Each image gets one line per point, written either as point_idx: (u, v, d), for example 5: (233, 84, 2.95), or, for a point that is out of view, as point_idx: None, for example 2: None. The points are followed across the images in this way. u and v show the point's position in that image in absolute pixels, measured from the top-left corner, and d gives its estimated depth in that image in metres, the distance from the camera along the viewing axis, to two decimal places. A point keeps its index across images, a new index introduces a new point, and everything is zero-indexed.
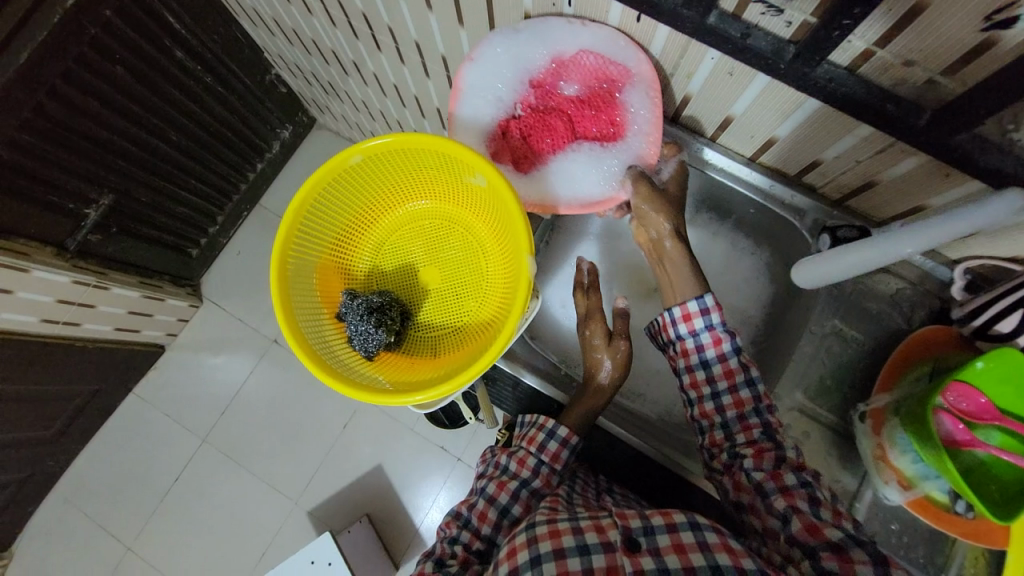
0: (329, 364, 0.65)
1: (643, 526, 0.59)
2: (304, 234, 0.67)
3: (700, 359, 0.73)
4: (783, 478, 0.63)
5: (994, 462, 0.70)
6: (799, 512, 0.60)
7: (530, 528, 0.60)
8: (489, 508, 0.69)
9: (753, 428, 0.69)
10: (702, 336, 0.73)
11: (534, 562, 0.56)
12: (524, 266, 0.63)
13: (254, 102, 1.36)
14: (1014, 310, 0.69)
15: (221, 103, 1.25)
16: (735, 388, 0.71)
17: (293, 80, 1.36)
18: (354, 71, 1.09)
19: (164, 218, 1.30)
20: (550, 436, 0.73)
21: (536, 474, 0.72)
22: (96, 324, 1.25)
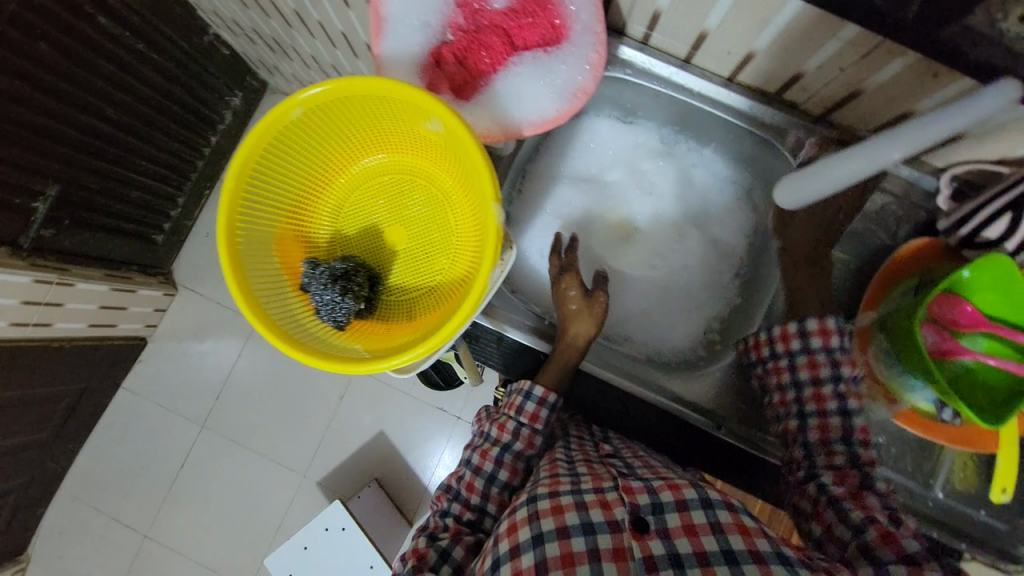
0: (296, 338, 0.62)
1: (652, 504, 0.59)
2: (252, 202, 0.62)
3: (800, 344, 0.72)
4: (865, 499, 0.62)
5: (979, 368, 0.71)
6: (874, 519, 0.58)
7: (533, 502, 0.60)
8: (476, 478, 0.70)
9: (834, 428, 0.69)
10: (809, 325, 0.72)
11: (535, 541, 0.57)
12: (491, 215, 0.59)
13: (196, 70, 1.22)
14: (1002, 215, 0.67)
15: (158, 71, 1.12)
16: (821, 382, 0.70)
17: (234, 38, 1.22)
18: (299, 24, 0.98)
19: (119, 204, 1.20)
20: (527, 397, 0.72)
21: (517, 437, 0.72)
22: (69, 322, 1.19)
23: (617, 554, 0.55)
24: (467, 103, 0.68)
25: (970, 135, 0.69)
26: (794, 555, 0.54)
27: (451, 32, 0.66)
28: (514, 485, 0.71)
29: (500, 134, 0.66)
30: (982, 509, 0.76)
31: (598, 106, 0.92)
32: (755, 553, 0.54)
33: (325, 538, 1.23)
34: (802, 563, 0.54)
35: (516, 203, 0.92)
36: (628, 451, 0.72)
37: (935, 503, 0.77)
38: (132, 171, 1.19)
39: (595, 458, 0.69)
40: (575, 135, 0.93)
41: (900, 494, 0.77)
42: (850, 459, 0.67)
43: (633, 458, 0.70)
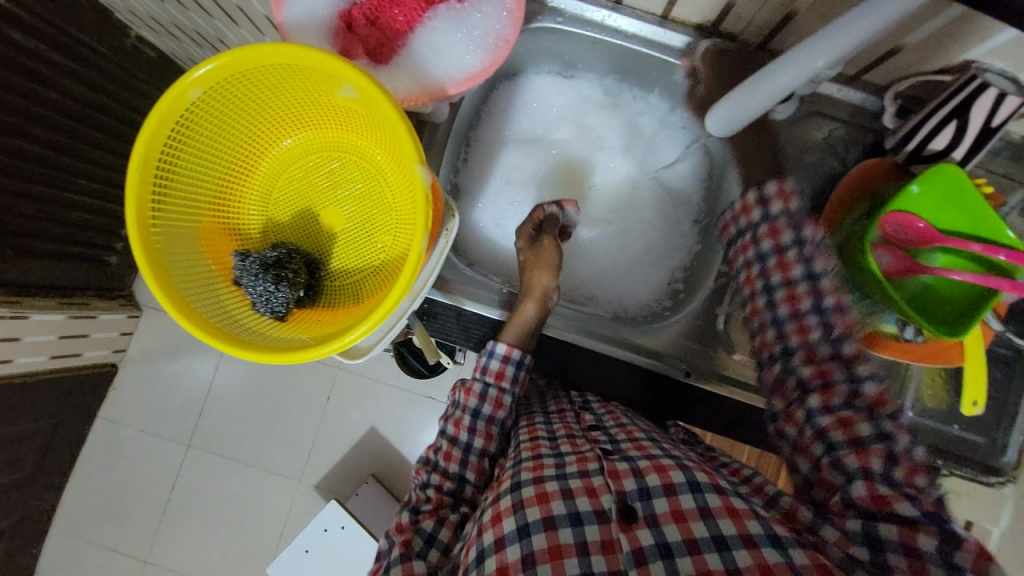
0: (232, 334, 0.58)
1: (638, 490, 0.55)
2: (164, 198, 0.58)
3: (760, 214, 0.67)
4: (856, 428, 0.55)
5: (938, 284, 0.70)
6: (869, 475, 0.52)
7: (516, 490, 0.57)
8: (454, 447, 0.67)
9: (793, 263, 0.64)
10: (768, 190, 0.67)
11: (520, 532, 0.53)
12: (418, 178, 0.56)
13: (123, 75, 1.09)
14: (947, 124, 0.67)
15: (82, 83, 1.01)
16: (782, 250, 0.64)
17: (159, 39, 1.08)
18: (216, 8, 0.90)
19: (61, 228, 1.09)
20: (490, 356, 0.69)
21: (484, 400, 0.69)
22: (30, 356, 1.09)
23: (605, 546, 0.51)
24: (385, 67, 0.63)
25: (909, 46, 0.68)
26: (787, 532, 0.51)
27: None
28: (491, 450, 0.68)
29: (424, 96, 0.62)
30: (954, 424, 0.77)
31: (537, 62, 0.88)
32: (747, 536, 0.49)
33: (326, 538, 1.21)
34: (797, 544, 0.50)
35: (463, 173, 0.89)
36: (609, 418, 0.69)
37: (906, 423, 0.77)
38: (68, 192, 1.08)
39: (578, 432, 0.67)
40: (516, 96, 0.89)
41: None
42: (816, 304, 0.62)
43: (616, 430, 0.66)
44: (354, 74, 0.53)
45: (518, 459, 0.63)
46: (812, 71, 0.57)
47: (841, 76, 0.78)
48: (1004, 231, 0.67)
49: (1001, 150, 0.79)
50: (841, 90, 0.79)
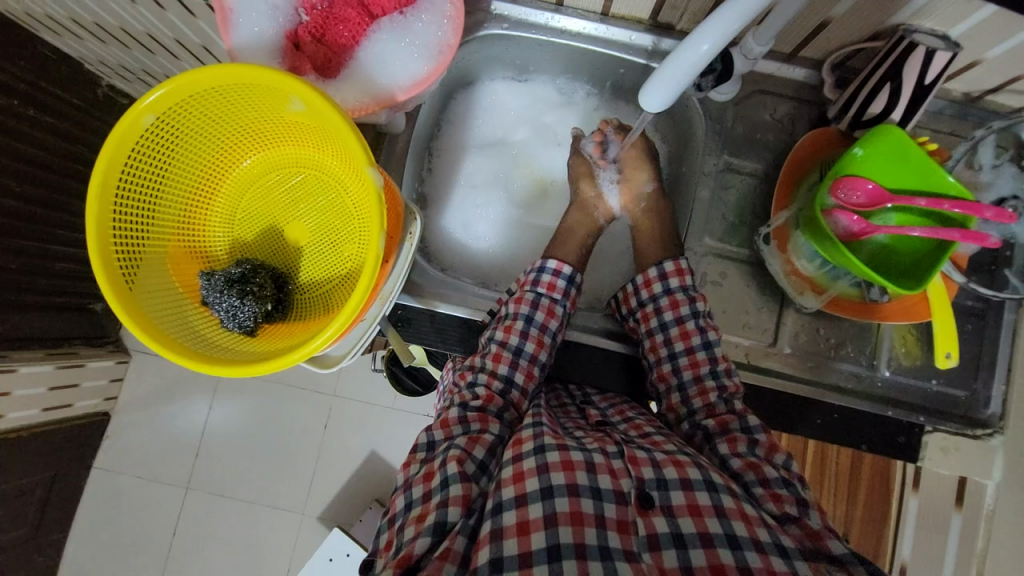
0: (200, 351, 0.59)
1: (657, 479, 0.55)
2: (126, 224, 0.59)
3: (662, 288, 0.73)
4: (764, 470, 0.58)
5: (893, 243, 0.71)
6: (796, 517, 0.55)
7: (541, 452, 0.55)
8: (503, 350, 0.68)
9: (683, 303, 0.71)
10: (666, 266, 0.74)
11: (545, 493, 0.52)
12: (369, 181, 0.58)
13: (99, 124, 1.12)
14: (882, 88, 0.70)
15: (59, 135, 1.04)
16: (683, 318, 0.70)
17: (130, 86, 1.12)
18: (180, 49, 0.93)
19: (47, 279, 1.09)
20: (541, 271, 0.73)
21: (537, 307, 0.71)
22: (20, 410, 1.08)
23: (621, 526, 0.51)
24: (335, 81, 0.66)
25: (837, 18, 0.71)
26: (792, 544, 0.51)
27: (304, 13, 0.65)
28: (542, 357, 0.69)
29: (373, 105, 0.64)
30: (932, 378, 0.77)
31: (487, 70, 0.91)
32: (757, 541, 0.50)
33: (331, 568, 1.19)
34: (801, 556, 0.50)
35: (429, 181, 0.91)
36: (616, 415, 0.69)
37: (884, 382, 0.77)
38: (52, 242, 1.09)
39: (588, 427, 0.65)
40: (474, 101, 0.92)
41: (851, 382, 0.77)
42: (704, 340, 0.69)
43: (627, 427, 0.65)
44: (300, 86, 0.55)
45: (535, 420, 0.60)
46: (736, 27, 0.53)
47: (779, 53, 0.81)
48: (948, 181, 0.68)
49: (944, 109, 0.81)
50: (781, 67, 0.82)
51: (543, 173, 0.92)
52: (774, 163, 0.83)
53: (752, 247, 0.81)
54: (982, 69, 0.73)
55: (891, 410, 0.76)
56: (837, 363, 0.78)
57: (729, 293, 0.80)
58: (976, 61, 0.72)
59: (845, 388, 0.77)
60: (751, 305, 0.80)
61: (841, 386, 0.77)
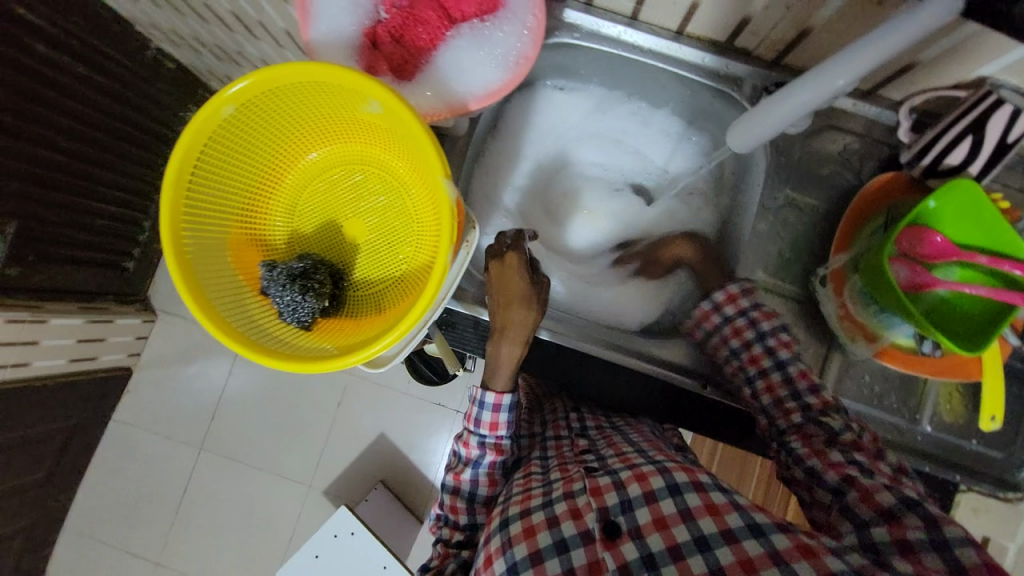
0: (258, 342, 0.60)
1: (621, 504, 0.55)
2: (196, 210, 0.60)
3: (754, 335, 0.73)
4: (829, 454, 0.60)
5: (956, 298, 0.69)
6: (853, 481, 0.56)
7: (505, 528, 0.57)
8: (457, 499, 0.71)
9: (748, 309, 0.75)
10: (717, 298, 0.78)
11: (510, 571, 0.53)
12: (443, 192, 0.58)
13: (147, 88, 1.10)
14: (962, 140, 0.68)
15: (107, 95, 1.02)
16: (749, 343, 0.73)
17: (182, 52, 1.09)
18: (241, 25, 0.92)
19: (85, 235, 1.11)
20: (481, 407, 0.67)
21: (484, 449, 0.69)
22: (47, 359, 1.11)
23: (592, 567, 0.52)
24: (409, 83, 0.66)
25: (923, 62, 0.69)
26: (767, 518, 0.52)
27: (383, 11, 0.65)
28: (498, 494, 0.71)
29: (445, 112, 0.64)
30: (972, 437, 0.76)
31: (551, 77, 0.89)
32: (726, 531, 0.50)
33: (335, 544, 1.19)
34: (777, 529, 0.50)
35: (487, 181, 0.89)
36: (604, 441, 0.68)
37: (924, 436, 0.77)
38: (92, 199, 1.09)
39: (570, 459, 0.66)
40: (530, 105, 0.89)
41: (888, 431, 0.77)
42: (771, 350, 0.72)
43: (607, 449, 0.66)
44: (379, 89, 0.55)
45: (506, 496, 0.63)
46: (831, 91, 0.56)
47: (856, 90, 0.79)
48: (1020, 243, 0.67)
49: (1017, 164, 0.79)
50: (856, 105, 0.80)
51: (601, 208, 0.90)
52: (836, 202, 0.82)
53: (805, 286, 0.81)
54: None
55: (927, 465, 0.75)
56: (875, 411, 0.77)
57: None
58: None
59: (882, 437, 0.76)
60: (795, 344, 0.79)
61: (878, 435, 0.77)
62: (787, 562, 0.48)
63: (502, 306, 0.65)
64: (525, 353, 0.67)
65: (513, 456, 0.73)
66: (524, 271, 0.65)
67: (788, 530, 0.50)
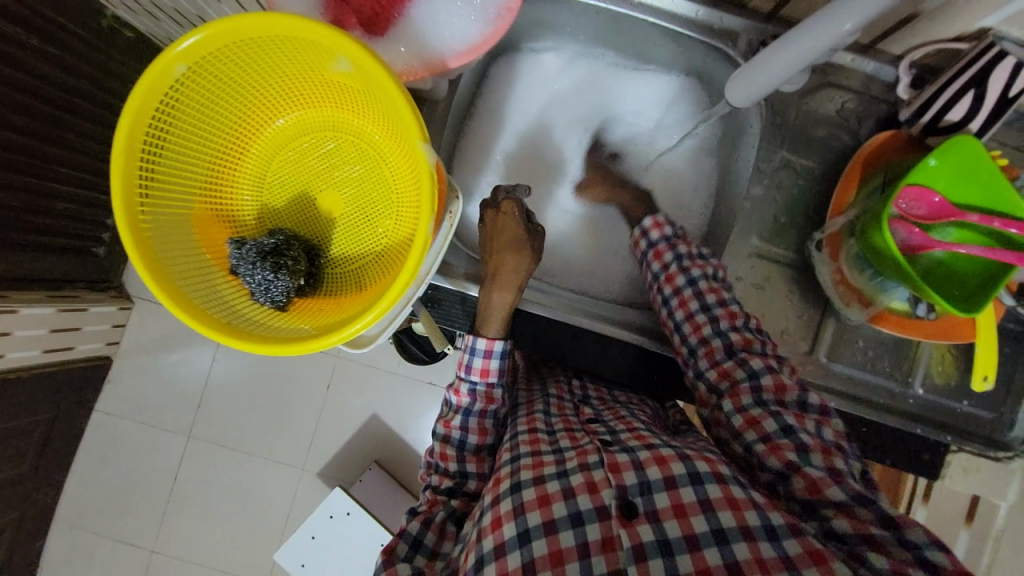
0: (229, 324, 0.56)
1: (640, 484, 0.53)
2: (152, 182, 0.55)
3: (672, 256, 0.70)
4: (763, 426, 0.57)
5: (951, 259, 0.68)
6: (795, 467, 0.54)
7: (516, 492, 0.55)
8: (447, 446, 0.67)
9: (690, 299, 0.67)
10: (644, 224, 0.74)
11: (521, 539, 0.52)
12: (422, 157, 0.54)
13: (102, 58, 1.01)
14: (964, 95, 0.66)
15: (58, 66, 0.94)
16: (692, 314, 0.66)
17: (137, 18, 1.01)
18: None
19: (47, 219, 1.04)
20: (473, 353, 0.65)
21: (474, 398, 0.66)
22: (22, 351, 1.05)
23: (605, 545, 0.50)
24: (381, 38, 0.61)
25: (927, 12, 0.66)
26: (782, 519, 0.50)
27: None
28: (488, 443, 0.68)
29: (422, 70, 0.60)
30: (964, 399, 0.77)
31: (537, 35, 0.83)
32: (746, 529, 0.49)
33: (331, 525, 1.19)
34: (790, 532, 0.49)
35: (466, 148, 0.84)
36: (611, 413, 0.67)
37: (917, 400, 0.77)
38: (50, 180, 1.01)
39: (577, 425, 0.64)
40: (515, 69, 0.84)
41: (882, 396, 0.77)
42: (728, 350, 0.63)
43: (617, 423, 0.64)
44: (347, 44, 0.50)
45: (514, 454, 0.60)
46: (836, 37, 0.52)
47: (856, 45, 0.76)
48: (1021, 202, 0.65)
49: (1016, 120, 0.77)
50: (853, 60, 0.77)
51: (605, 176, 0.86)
52: (833, 163, 0.79)
53: (800, 250, 0.79)
54: None
55: (920, 428, 0.75)
56: (869, 376, 0.77)
57: (770, 295, 0.78)
58: None
59: (876, 401, 0.76)
60: (790, 310, 0.78)
61: (872, 399, 0.76)
62: (796, 566, 0.47)
63: (494, 250, 0.64)
64: (517, 302, 0.65)
65: (505, 408, 0.70)
66: (519, 221, 0.63)
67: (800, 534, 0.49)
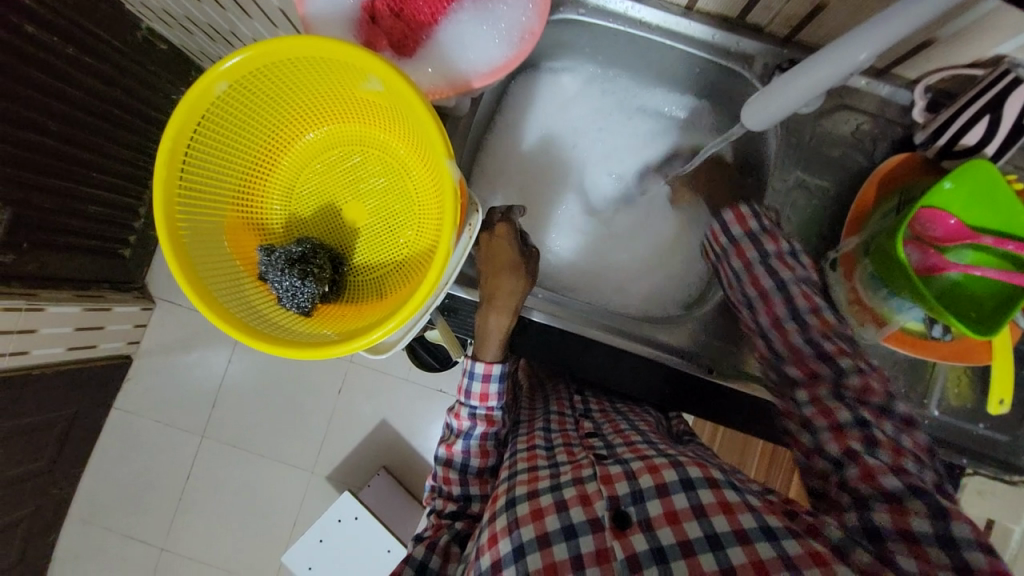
0: (257, 328, 0.58)
1: (631, 494, 0.55)
2: (189, 192, 0.58)
3: (757, 254, 0.68)
4: (847, 435, 0.56)
5: (967, 281, 0.68)
6: (856, 456, 0.55)
7: (511, 508, 0.56)
8: (450, 470, 0.70)
9: (779, 304, 0.65)
10: (726, 217, 0.73)
11: (517, 553, 0.52)
12: (446, 173, 0.56)
13: (138, 70, 1.07)
14: (979, 120, 0.67)
15: (97, 77, 0.99)
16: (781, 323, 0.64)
17: (173, 32, 1.06)
18: (239, 5, 0.88)
19: (78, 221, 1.08)
20: (472, 377, 0.67)
21: (475, 421, 0.69)
22: (46, 348, 1.09)
23: (600, 556, 0.51)
24: (409, 59, 0.64)
25: (942, 38, 0.67)
26: (780, 522, 0.51)
27: None
28: (490, 465, 0.70)
29: (448, 89, 0.62)
30: (979, 422, 0.76)
31: (556, 55, 0.86)
32: (740, 531, 0.50)
33: (339, 529, 1.20)
34: (789, 534, 0.50)
35: (487, 159, 0.87)
36: (609, 426, 0.68)
37: (931, 423, 0.76)
38: (83, 185, 1.06)
39: (575, 440, 0.66)
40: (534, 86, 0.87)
41: None
42: (807, 335, 0.63)
43: (614, 436, 0.65)
44: (380, 65, 0.53)
45: (510, 472, 0.62)
46: (851, 67, 0.53)
47: (871, 68, 0.77)
48: None
49: None
50: (868, 83, 0.78)
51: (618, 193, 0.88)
52: (847, 184, 0.80)
53: (814, 271, 0.79)
54: None
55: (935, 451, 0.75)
56: None
57: None
58: None
59: None
60: None
61: None
62: (797, 565, 0.47)
63: (490, 274, 0.65)
64: (513, 324, 0.66)
65: (506, 429, 0.73)
66: (514, 243, 0.66)
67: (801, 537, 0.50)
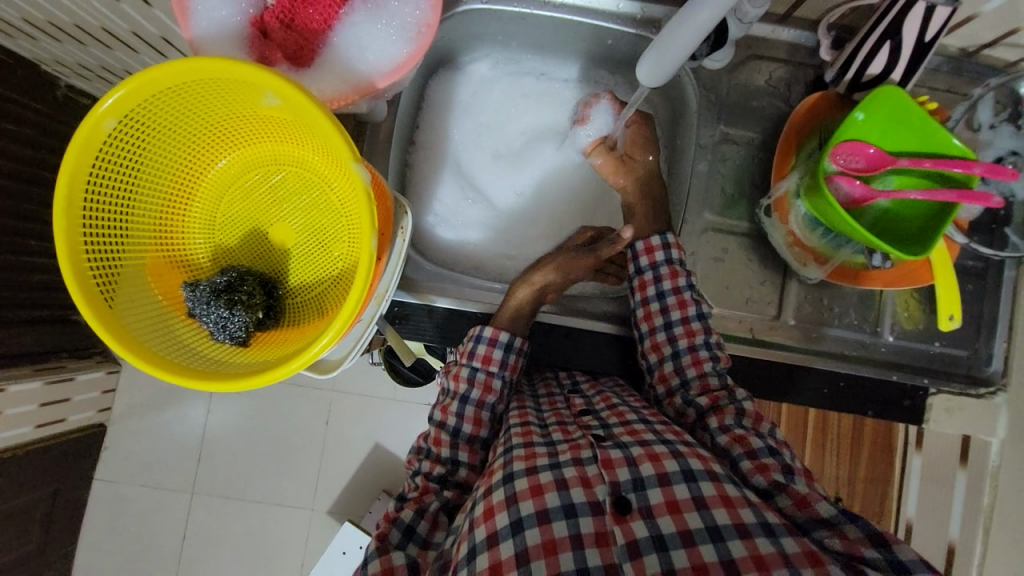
0: (190, 366, 0.56)
1: (632, 481, 0.53)
2: (99, 237, 0.56)
3: (686, 283, 0.71)
4: (749, 442, 0.58)
5: (896, 207, 0.70)
6: (783, 487, 0.55)
7: (509, 482, 0.55)
8: (442, 432, 0.66)
9: (689, 303, 0.69)
10: (637, 246, 0.73)
11: (514, 527, 0.51)
12: (356, 177, 0.55)
13: (63, 129, 1.03)
14: (882, 46, 0.69)
15: (20, 142, 0.95)
16: (688, 318, 0.69)
17: (93, 85, 1.02)
18: (143, 45, 0.85)
19: (26, 293, 1.03)
20: (477, 341, 0.69)
21: (473, 384, 0.68)
22: (11, 429, 1.03)
23: (599, 539, 0.50)
24: (309, 70, 0.63)
25: None
26: (777, 519, 0.50)
27: None
28: (482, 436, 0.67)
29: (352, 95, 0.61)
30: (934, 341, 0.78)
31: (470, 49, 0.85)
32: (740, 526, 0.49)
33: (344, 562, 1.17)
34: (786, 532, 0.49)
35: (418, 154, 0.86)
36: (600, 400, 0.67)
37: (888, 347, 0.78)
38: (26, 255, 1.02)
39: (569, 419, 0.65)
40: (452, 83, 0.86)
41: (853, 349, 0.78)
42: (718, 368, 0.66)
43: (608, 414, 0.64)
44: (271, 79, 0.51)
45: (506, 447, 0.60)
46: None
47: (773, 16, 0.79)
48: (951, 141, 0.67)
49: (940, 66, 0.80)
50: (773, 31, 0.79)
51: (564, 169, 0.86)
52: (771, 131, 0.81)
53: (753, 220, 0.80)
54: (981, 22, 0.72)
55: (895, 375, 0.76)
56: (837, 330, 0.78)
57: (732, 267, 0.79)
58: (974, 14, 0.71)
59: (848, 355, 0.77)
60: (752, 279, 0.79)
61: (844, 353, 0.77)
62: (795, 564, 0.46)
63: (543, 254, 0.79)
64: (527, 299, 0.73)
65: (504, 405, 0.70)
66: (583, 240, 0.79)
67: (797, 536, 0.49)
